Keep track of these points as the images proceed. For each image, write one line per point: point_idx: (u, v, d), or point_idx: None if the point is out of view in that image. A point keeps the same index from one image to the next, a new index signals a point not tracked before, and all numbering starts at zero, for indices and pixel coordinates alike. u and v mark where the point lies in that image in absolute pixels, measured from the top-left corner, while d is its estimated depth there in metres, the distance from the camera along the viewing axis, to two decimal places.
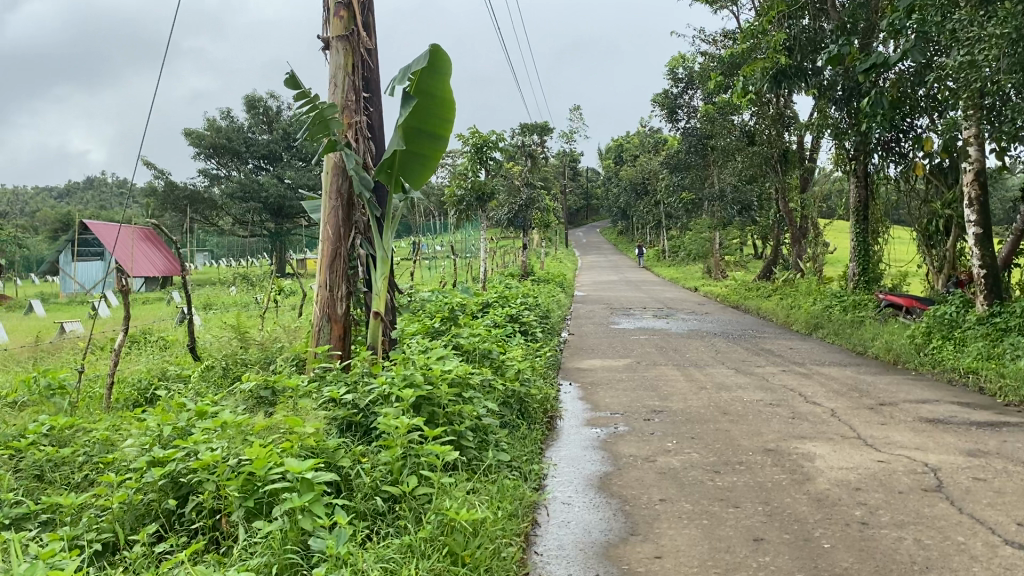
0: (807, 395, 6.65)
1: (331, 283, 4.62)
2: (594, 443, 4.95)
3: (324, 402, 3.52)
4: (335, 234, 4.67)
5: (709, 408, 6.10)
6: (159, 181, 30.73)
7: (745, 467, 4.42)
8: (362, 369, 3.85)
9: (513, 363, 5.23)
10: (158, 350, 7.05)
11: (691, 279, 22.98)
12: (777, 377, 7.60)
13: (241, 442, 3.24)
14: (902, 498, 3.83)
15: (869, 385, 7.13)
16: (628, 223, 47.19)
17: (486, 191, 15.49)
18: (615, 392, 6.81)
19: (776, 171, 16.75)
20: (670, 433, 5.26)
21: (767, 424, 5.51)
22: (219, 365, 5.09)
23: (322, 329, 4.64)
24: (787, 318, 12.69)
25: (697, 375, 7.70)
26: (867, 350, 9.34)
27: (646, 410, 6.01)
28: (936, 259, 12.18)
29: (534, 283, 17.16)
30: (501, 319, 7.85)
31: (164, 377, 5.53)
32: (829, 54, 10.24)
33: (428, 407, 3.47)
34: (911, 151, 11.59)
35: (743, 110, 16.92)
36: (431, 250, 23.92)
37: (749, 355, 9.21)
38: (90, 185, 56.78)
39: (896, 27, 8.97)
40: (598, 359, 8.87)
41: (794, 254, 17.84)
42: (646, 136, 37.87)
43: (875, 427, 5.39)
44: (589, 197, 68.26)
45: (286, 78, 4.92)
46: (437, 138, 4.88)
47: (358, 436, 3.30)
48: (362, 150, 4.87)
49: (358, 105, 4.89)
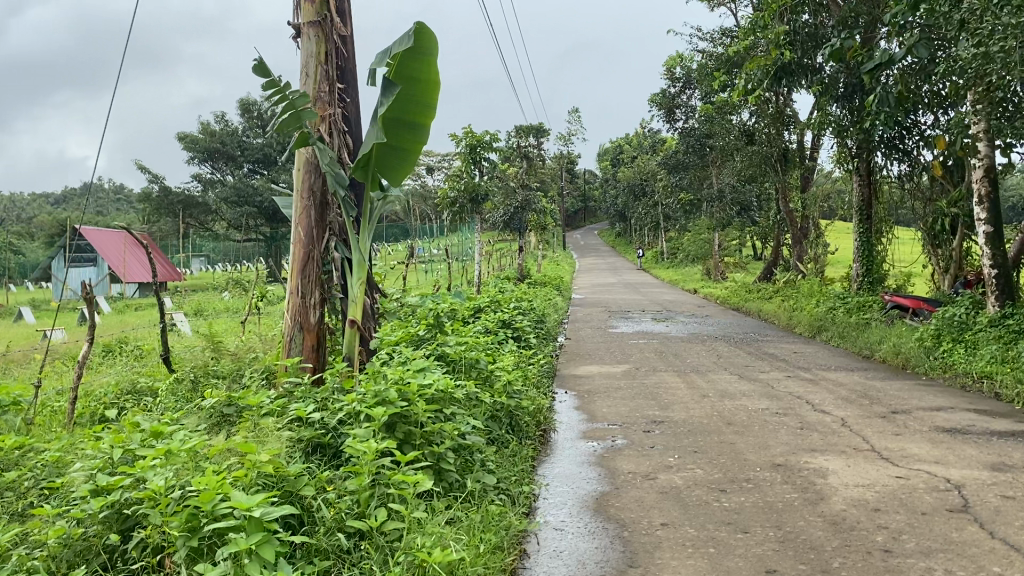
0: (815, 403, 6.31)
1: (303, 290, 4.29)
2: (591, 458, 4.62)
3: (290, 421, 3.19)
4: (307, 236, 4.34)
5: (712, 418, 5.76)
6: (153, 186, 30.45)
7: (753, 485, 4.08)
8: (335, 384, 3.51)
9: (503, 374, 4.86)
10: (134, 359, 6.73)
11: (690, 281, 22.66)
12: (782, 384, 7.27)
13: (194, 469, 2.91)
14: (927, 520, 3.50)
15: (879, 392, 6.80)
16: (625, 225, 46.88)
17: (480, 193, 15.15)
18: (613, 401, 6.47)
19: (776, 170, 16.43)
20: (672, 446, 4.92)
21: (775, 436, 5.17)
22: (189, 378, 4.75)
23: (294, 339, 4.32)
24: (789, 321, 12.36)
25: (699, 382, 7.35)
26: (874, 353, 9.03)
27: (645, 421, 5.67)
28: (941, 258, 11.83)
29: (530, 287, 16.79)
30: (493, 325, 7.51)
31: (132, 391, 5.17)
32: (831, 51, 9.97)
33: (403, 427, 3.10)
34: (915, 148, 11.27)
35: (742, 109, 16.61)
36: (426, 254, 23.55)
37: (753, 360, 8.87)
38: (86, 190, 56.42)
39: (898, 20, 8.66)
40: (596, 365, 8.53)
41: (795, 255, 17.48)
42: (644, 137, 37.55)
43: (890, 439, 5.06)
44: (587, 199, 68.02)
45: (254, 63, 4.60)
46: (419, 129, 4.56)
47: (325, 462, 2.98)
48: (337, 145, 4.56)
49: (332, 96, 4.57)
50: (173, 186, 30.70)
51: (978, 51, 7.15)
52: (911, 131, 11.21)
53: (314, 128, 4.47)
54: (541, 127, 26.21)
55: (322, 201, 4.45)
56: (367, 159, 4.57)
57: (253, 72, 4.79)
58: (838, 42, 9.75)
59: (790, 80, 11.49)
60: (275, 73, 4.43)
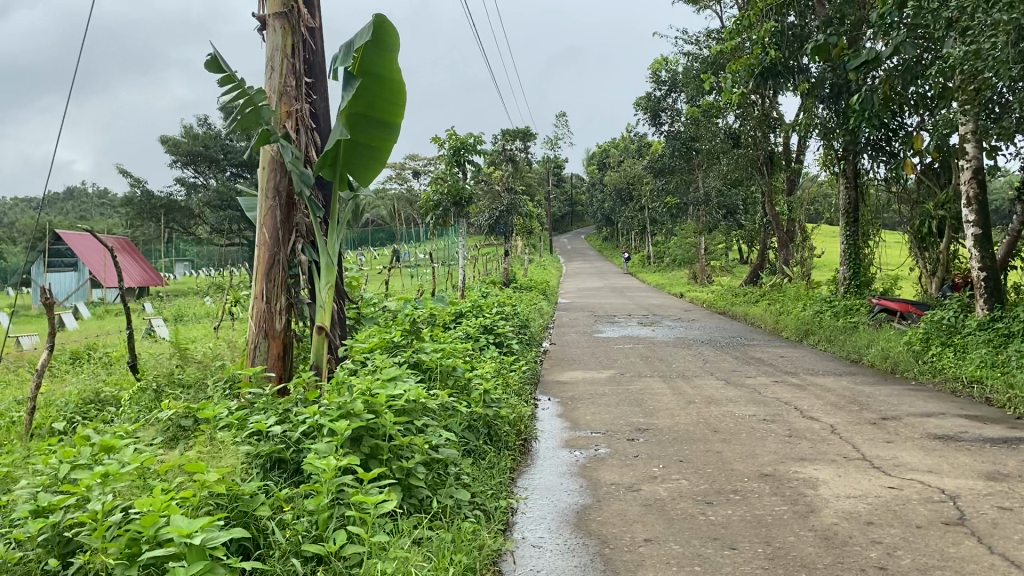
0: (803, 409, 6.16)
1: (269, 295, 4.12)
2: (571, 468, 4.44)
3: (248, 435, 2.99)
4: (273, 238, 4.18)
5: (698, 425, 5.59)
6: (135, 190, 30.14)
7: (741, 497, 3.92)
8: (298, 395, 3.32)
9: (481, 382, 4.66)
10: (103, 367, 6.51)
11: (676, 285, 22.54)
12: (769, 389, 7.11)
13: (142, 489, 2.72)
14: (922, 535, 3.34)
15: (868, 397, 6.65)
16: (612, 229, 46.78)
17: (465, 196, 14.94)
18: (596, 408, 6.29)
19: (762, 173, 16.35)
20: (656, 455, 4.75)
21: (762, 444, 5.01)
22: (153, 388, 4.54)
23: (259, 347, 4.14)
24: (776, 325, 12.23)
25: (685, 387, 7.19)
26: (862, 357, 8.89)
27: (630, 429, 5.49)
28: (928, 261, 11.70)
29: (516, 291, 16.60)
30: (474, 330, 7.32)
31: (95, 402, 4.96)
32: (815, 48, 9.87)
33: (370, 441, 2.90)
34: (900, 149, 11.18)
35: (727, 112, 16.50)
36: (412, 258, 23.32)
37: (739, 364, 8.72)
38: (71, 195, 55.88)
39: (885, 19, 8.55)
40: (580, 371, 8.34)
41: (781, 259, 17.36)
42: (630, 141, 37.46)
43: (881, 447, 4.90)
44: (574, 204, 67.94)
45: (210, 58, 4.43)
46: (387, 126, 4.42)
47: (285, 480, 2.79)
48: (303, 142, 4.39)
49: (299, 91, 4.40)
50: (156, 191, 30.40)
51: (968, 49, 7.03)
52: (896, 133, 11.12)
53: (279, 125, 4.30)
54: (527, 131, 26.06)
55: (288, 203, 4.29)
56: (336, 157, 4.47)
57: (215, 66, 4.60)
58: (823, 40, 9.66)
59: (774, 81, 11.40)
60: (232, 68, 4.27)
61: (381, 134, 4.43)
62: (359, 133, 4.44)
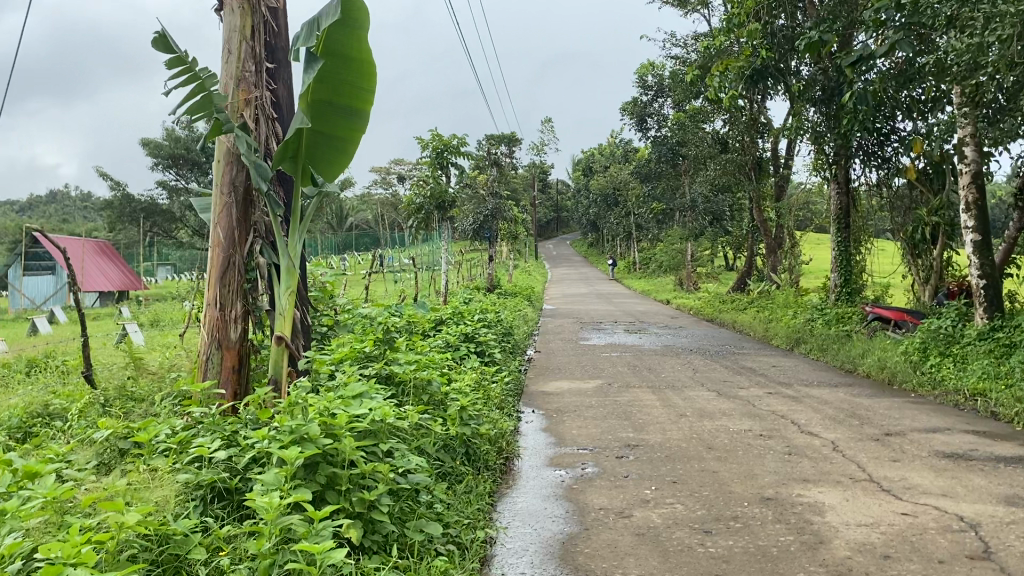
0: (801, 423, 5.83)
1: (223, 301, 3.77)
2: (556, 490, 4.09)
3: (188, 462, 2.63)
4: (228, 238, 3.83)
5: (691, 441, 5.25)
6: (115, 193, 29.60)
7: (743, 525, 3.57)
8: (248, 418, 2.97)
9: (458, 398, 4.29)
10: (58, 376, 6.09)
11: (663, 291, 22.21)
12: (763, 401, 6.79)
13: (56, 527, 2.31)
14: (946, 571, 3.01)
15: (867, 411, 6.33)
16: (598, 236, 46.53)
17: (448, 199, 14.55)
18: (583, 421, 5.93)
19: (750, 179, 16.12)
20: (648, 476, 4.40)
21: (761, 463, 4.68)
22: (103, 403, 4.16)
23: (211, 360, 3.77)
24: (766, 332, 11.96)
25: (675, 400, 6.84)
26: (856, 368, 8.59)
27: (620, 445, 5.13)
28: (921, 269, 11.44)
29: (500, 297, 16.23)
30: (454, 339, 6.94)
31: (40, 416, 4.57)
32: (808, 44, 9.58)
33: (326, 471, 2.54)
34: (893, 154, 10.94)
35: (715, 116, 16.23)
36: (397, 263, 22.87)
37: (730, 374, 8.40)
38: (51, 198, 55.15)
39: (881, 17, 8.24)
40: (566, 381, 7.98)
41: (769, 266, 17.08)
42: (615, 146, 37.16)
43: (889, 467, 4.58)
44: (559, 210, 67.76)
45: (156, 38, 4.12)
46: (354, 115, 4.11)
47: (227, 517, 2.42)
48: (262, 134, 4.06)
49: (260, 77, 4.06)
50: (136, 193, 29.85)
51: (970, 43, 6.72)
52: (889, 138, 10.87)
53: (235, 113, 3.94)
54: (513, 136, 25.74)
55: (246, 198, 3.93)
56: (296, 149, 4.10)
57: (160, 44, 4.23)
58: (815, 34, 9.37)
59: (765, 83, 11.13)
60: (182, 49, 3.97)
61: (348, 124, 4.12)
62: (322, 123, 4.10)
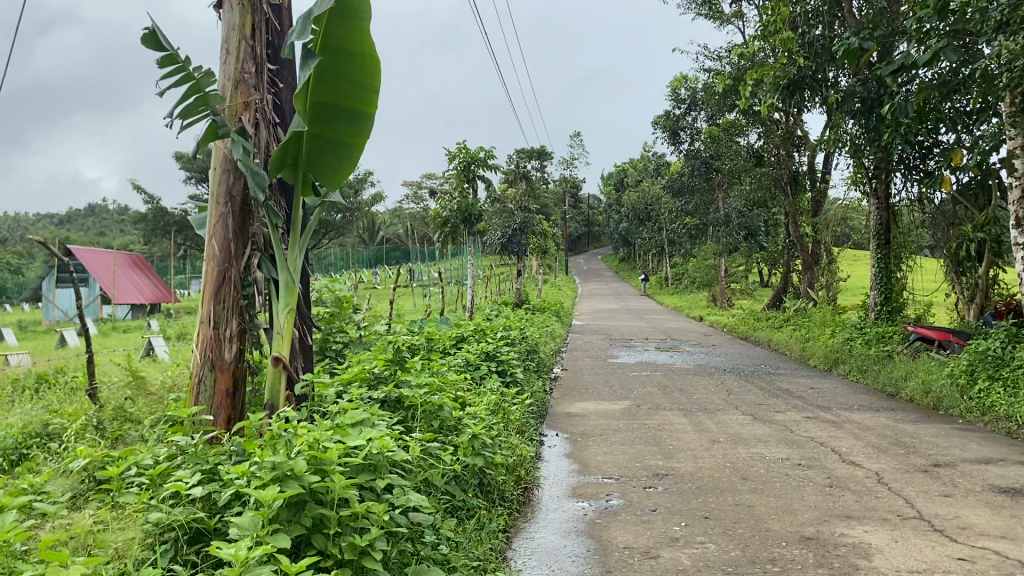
0: (843, 452, 5.47)
1: (217, 319, 3.60)
2: (577, 525, 3.79)
3: (163, 498, 2.40)
4: (223, 251, 3.66)
5: (724, 470, 4.92)
6: (149, 206, 29.85)
7: (782, 570, 3.23)
8: (233, 450, 2.73)
9: (471, 425, 4.01)
10: (67, 393, 5.91)
11: (695, 308, 21.82)
12: (801, 427, 6.43)
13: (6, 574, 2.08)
14: None
15: (913, 438, 5.95)
16: (629, 250, 46.06)
17: (475, 212, 14.31)
18: (609, 446, 5.62)
19: (786, 194, 15.71)
20: (678, 510, 4.08)
21: (800, 495, 4.35)
22: (99, 423, 3.94)
23: (204, 382, 3.60)
24: (802, 352, 11.55)
25: (708, 424, 6.48)
26: (899, 391, 8.17)
27: (648, 474, 4.82)
28: (966, 287, 10.96)
29: (528, 313, 15.97)
30: (476, 359, 6.67)
31: (37, 433, 4.37)
32: (846, 52, 9.18)
33: (314, 512, 2.29)
34: (936, 168, 10.54)
35: (749, 130, 15.87)
36: (426, 277, 22.69)
37: (765, 397, 8.03)
38: (91, 211, 56.02)
39: (924, 26, 7.83)
40: (592, 402, 7.67)
41: (805, 282, 16.62)
42: (647, 161, 36.84)
43: (940, 503, 4.21)
44: (590, 225, 67.48)
45: (145, 34, 3.96)
46: (359, 119, 3.93)
47: (198, 564, 2.18)
48: (264, 140, 3.90)
49: (260, 79, 3.91)
50: (170, 207, 30.04)
51: None
52: (931, 151, 10.48)
53: (234, 118, 3.83)
54: (543, 151, 25.50)
55: (244, 210, 3.77)
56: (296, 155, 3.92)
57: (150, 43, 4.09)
58: (855, 42, 8.98)
59: (802, 93, 10.75)
60: (174, 48, 3.93)
61: (350, 128, 3.93)
62: (321, 126, 3.91)
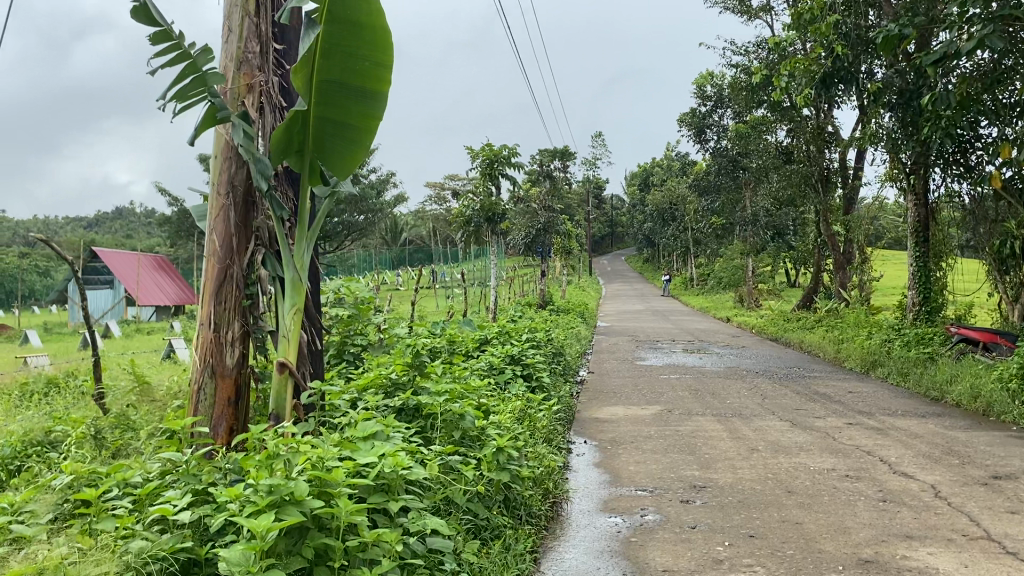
0: (893, 462, 5.11)
1: (218, 320, 3.37)
2: (610, 544, 3.48)
3: (149, 524, 2.11)
4: (225, 244, 3.43)
5: (767, 483, 4.58)
6: (173, 209, 29.87)
7: None
8: (229, 468, 2.44)
9: (495, 436, 3.70)
10: (74, 398, 5.66)
11: (722, 309, 21.38)
12: (843, 434, 6.07)
13: None
14: None
15: (967, 447, 5.56)
16: (653, 250, 45.58)
17: (499, 211, 13.99)
18: (641, 455, 5.30)
19: (816, 192, 15.25)
20: (719, 526, 3.77)
21: (852, 511, 4.00)
22: (99, 432, 3.69)
23: (203, 390, 3.37)
24: (838, 353, 11.16)
25: (745, 431, 6.14)
26: (944, 396, 7.76)
27: (685, 487, 4.49)
28: (1009, 286, 10.52)
29: (551, 314, 15.62)
30: (499, 363, 6.36)
31: (39, 441, 4.11)
32: (884, 41, 8.70)
33: (317, 543, 1.99)
34: (979, 162, 10.07)
35: (778, 127, 15.44)
36: (449, 278, 22.42)
37: (802, 401, 7.66)
38: (118, 214, 56.41)
39: (967, 13, 7.39)
40: (622, 407, 7.33)
41: (837, 281, 16.11)
42: (672, 160, 36.34)
43: (1008, 521, 3.84)
44: (613, 225, 66.97)
45: (136, 8, 3.70)
46: (370, 99, 3.66)
47: None
48: (269, 123, 3.69)
49: (264, 58, 3.69)
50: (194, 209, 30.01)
51: None
52: (972, 145, 10.02)
53: (237, 100, 3.62)
54: (567, 151, 25.13)
55: (247, 201, 3.53)
56: (302, 139, 3.68)
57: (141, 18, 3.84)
58: (894, 30, 8.51)
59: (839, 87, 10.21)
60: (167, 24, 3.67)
61: (360, 108, 3.67)
62: (329, 107, 3.66)
